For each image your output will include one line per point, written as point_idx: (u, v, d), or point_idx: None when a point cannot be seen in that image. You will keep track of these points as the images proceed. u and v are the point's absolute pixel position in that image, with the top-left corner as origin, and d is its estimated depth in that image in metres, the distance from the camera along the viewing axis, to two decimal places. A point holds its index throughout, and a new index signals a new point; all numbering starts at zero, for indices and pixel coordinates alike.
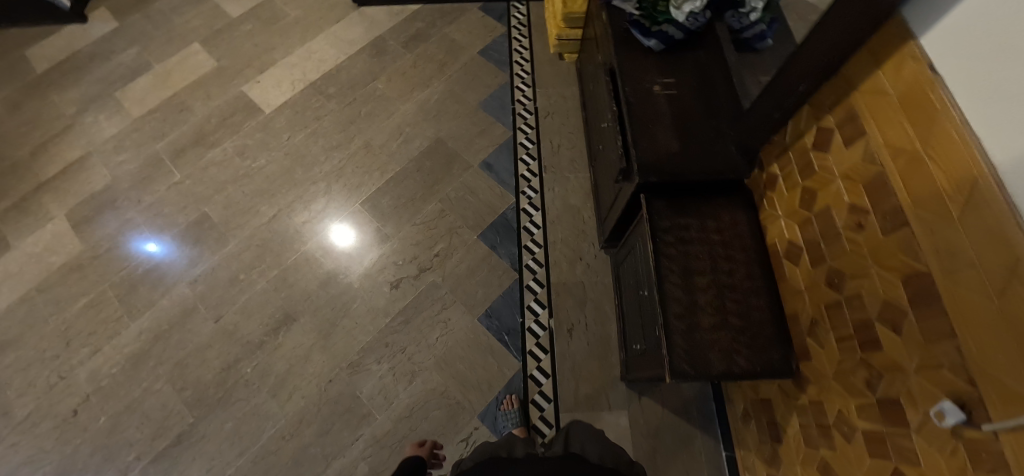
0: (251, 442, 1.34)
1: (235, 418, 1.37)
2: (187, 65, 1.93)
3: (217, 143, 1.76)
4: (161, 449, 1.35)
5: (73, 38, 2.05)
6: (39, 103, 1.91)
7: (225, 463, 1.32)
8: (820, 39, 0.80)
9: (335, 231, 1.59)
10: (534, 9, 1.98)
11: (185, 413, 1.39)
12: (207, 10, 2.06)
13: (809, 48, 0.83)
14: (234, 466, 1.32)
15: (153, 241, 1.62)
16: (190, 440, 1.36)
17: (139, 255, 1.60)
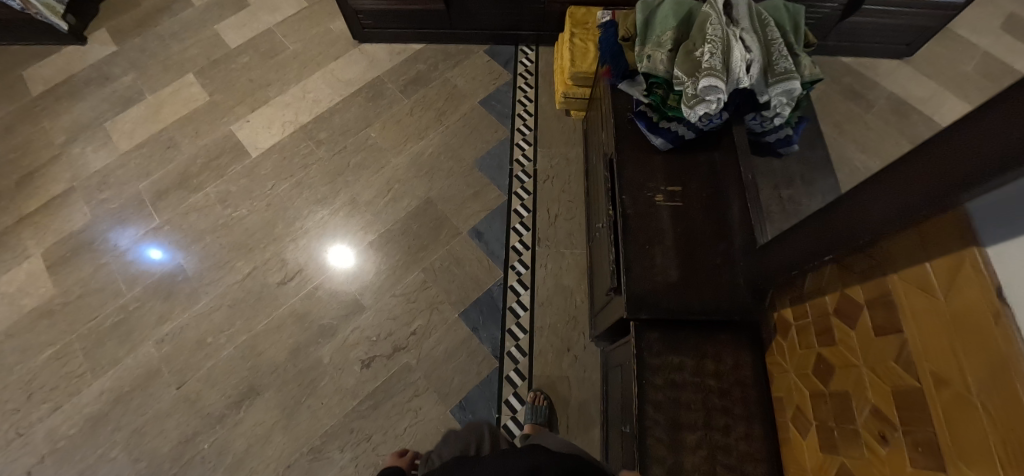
0: None
1: None
2: (180, 97, 1.86)
3: (200, 186, 1.68)
4: None
5: (71, 60, 1.99)
6: (29, 129, 1.86)
7: None
8: (855, 207, 0.63)
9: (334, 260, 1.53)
10: (544, 56, 1.84)
11: None
12: (206, 37, 1.98)
13: (841, 210, 0.66)
14: None
15: (150, 245, 1.61)
16: None
17: (147, 260, 1.59)
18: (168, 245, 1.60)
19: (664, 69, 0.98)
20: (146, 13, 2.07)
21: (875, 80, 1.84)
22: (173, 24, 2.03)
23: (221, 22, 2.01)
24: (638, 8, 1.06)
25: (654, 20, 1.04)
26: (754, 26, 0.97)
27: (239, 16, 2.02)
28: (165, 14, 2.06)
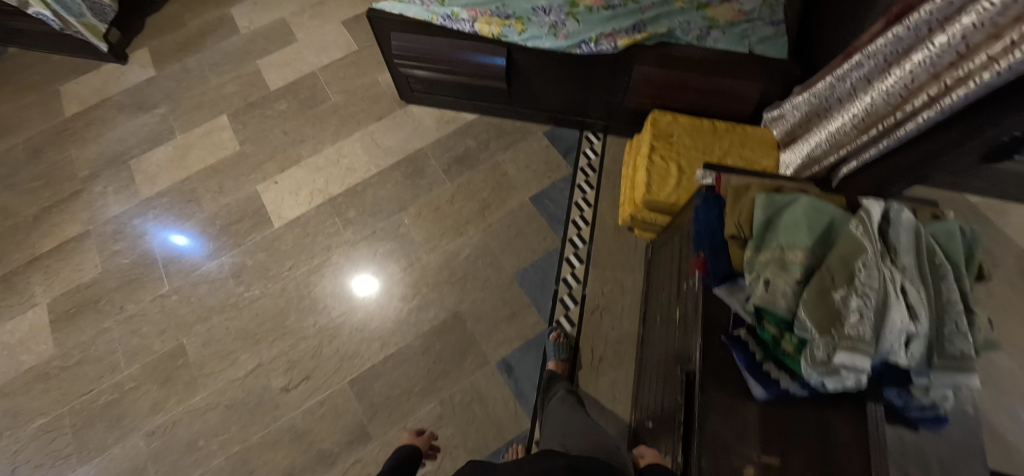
0: None
1: None
2: (209, 142, 1.70)
3: (216, 254, 1.54)
4: None
5: (105, 81, 1.86)
6: (54, 155, 1.74)
7: None
8: None
9: (358, 286, 1.45)
10: (612, 148, 1.60)
11: None
12: (246, 74, 1.81)
13: None
14: None
15: (177, 242, 1.57)
16: None
17: (189, 249, 1.55)
18: (185, 229, 1.59)
19: (786, 306, 0.74)
20: (189, 37, 1.91)
21: (1005, 230, 1.52)
22: (215, 53, 1.87)
23: (264, 58, 1.84)
24: (757, 203, 0.82)
25: (778, 225, 0.80)
26: (920, 268, 0.71)
27: (283, 53, 1.85)
28: (208, 41, 1.90)
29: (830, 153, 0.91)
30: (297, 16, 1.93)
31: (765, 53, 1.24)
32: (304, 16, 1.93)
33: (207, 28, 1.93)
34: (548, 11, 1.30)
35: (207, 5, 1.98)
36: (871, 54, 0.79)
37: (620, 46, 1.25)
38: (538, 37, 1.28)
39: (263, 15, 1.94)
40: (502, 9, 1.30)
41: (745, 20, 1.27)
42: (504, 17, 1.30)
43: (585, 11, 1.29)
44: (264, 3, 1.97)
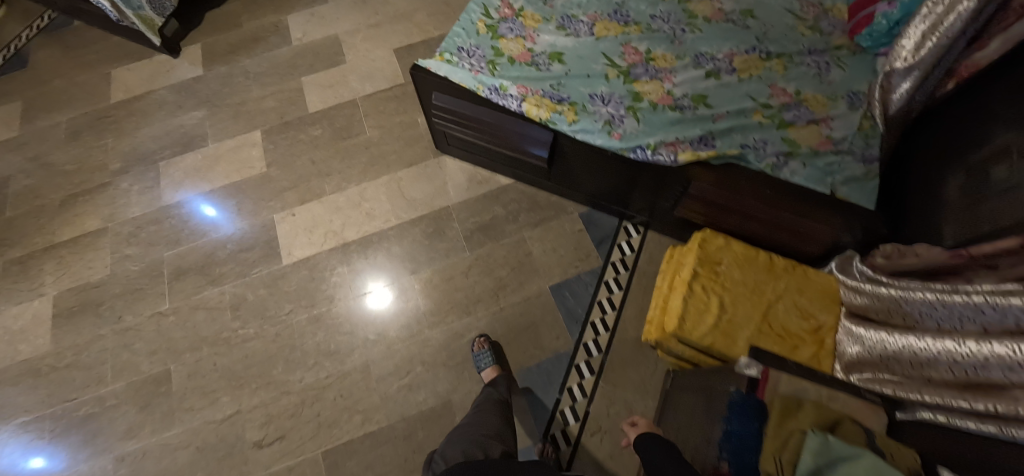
0: None
1: None
2: (239, 157, 1.65)
3: (219, 279, 1.48)
4: None
5: (153, 72, 1.84)
6: (90, 140, 1.73)
7: None
8: None
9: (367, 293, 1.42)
10: (651, 247, 1.45)
11: None
12: (287, 90, 1.75)
13: None
14: None
15: (205, 213, 1.58)
16: None
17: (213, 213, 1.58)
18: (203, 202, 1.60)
19: None
20: (241, 39, 1.87)
21: None
22: (262, 61, 1.83)
23: (309, 76, 1.78)
24: (807, 446, 0.66)
25: None
26: None
27: (329, 74, 1.78)
28: (258, 47, 1.85)
29: (903, 367, 0.86)
30: (350, 36, 1.86)
31: (849, 197, 1.08)
32: (357, 37, 1.86)
33: (261, 33, 1.88)
34: (606, 101, 1.17)
35: (266, 9, 1.93)
36: (1004, 308, 0.72)
37: (680, 160, 1.09)
38: (589, 132, 1.13)
39: (317, 29, 1.88)
40: (557, 91, 1.19)
41: (833, 151, 1.12)
42: (556, 101, 1.17)
43: (649, 108, 1.15)
44: (320, 15, 1.91)
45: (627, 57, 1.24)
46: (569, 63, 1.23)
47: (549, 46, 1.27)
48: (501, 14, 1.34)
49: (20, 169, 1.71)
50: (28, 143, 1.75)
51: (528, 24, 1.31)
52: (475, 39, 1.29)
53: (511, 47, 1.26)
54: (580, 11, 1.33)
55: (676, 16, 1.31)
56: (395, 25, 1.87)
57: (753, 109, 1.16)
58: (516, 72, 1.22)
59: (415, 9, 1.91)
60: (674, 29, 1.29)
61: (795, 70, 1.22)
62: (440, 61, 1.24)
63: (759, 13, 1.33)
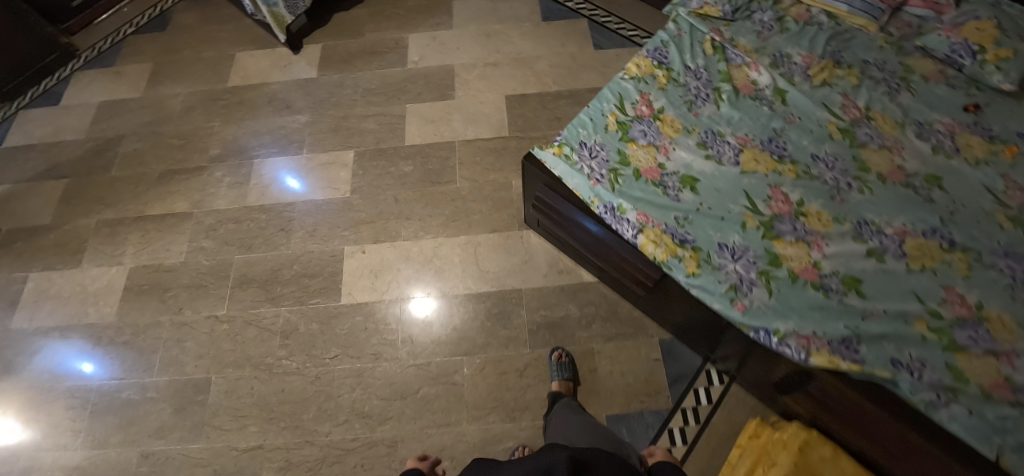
0: None
1: None
2: (327, 174, 1.62)
3: (277, 299, 1.46)
4: None
5: (272, 64, 1.85)
6: (200, 119, 1.77)
7: None
8: None
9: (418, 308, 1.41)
10: (732, 404, 1.26)
11: None
12: (390, 115, 1.70)
13: None
14: None
15: (291, 182, 1.62)
16: None
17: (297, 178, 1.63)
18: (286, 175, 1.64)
19: None
20: (360, 50, 1.85)
21: None
22: (373, 78, 1.78)
23: (415, 105, 1.71)
24: None
25: None
26: None
27: (434, 107, 1.70)
28: (373, 62, 1.82)
29: None
30: (466, 70, 1.77)
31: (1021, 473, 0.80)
32: (473, 73, 1.77)
33: (381, 48, 1.85)
34: (736, 257, 0.98)
35: (391, 24, 1.90)
36: None
37: (811, 361, 0.90)
38: (708, 292, 0.96)
39: (435, 56, 1.81)
40: (681, 228, 1.01)
41: (1010, 400, 0.85)
42: (678, 240, 1.00)
43: (786, 279, 0.96)
44: (442, 42, 1.84)
45: (773, 204, 1.04)
46: (703, 194, 1.05)
47: (684, 166, 1.09)
48: (637, 110, 1.17)
49: (133, 131, 1.77)
50: (146, 108, 1.81)
51: (665, 131, 1.13)
52: (601, 135, 1.13)
53: (640, 156, 1.10)
54: (728, 128, 1.14)
55: (844, 164, 1.10)
56: (514, 69, 1.76)
57: (917, 315, 0.93)
58: (640, 191, 1.05)
59: (537, 56, 1.79)
60: (838, 180, 1.07)
61: (985, 272, 0.97)
62: (557, 155, 1.10)
63: (949, 181, 1.08)
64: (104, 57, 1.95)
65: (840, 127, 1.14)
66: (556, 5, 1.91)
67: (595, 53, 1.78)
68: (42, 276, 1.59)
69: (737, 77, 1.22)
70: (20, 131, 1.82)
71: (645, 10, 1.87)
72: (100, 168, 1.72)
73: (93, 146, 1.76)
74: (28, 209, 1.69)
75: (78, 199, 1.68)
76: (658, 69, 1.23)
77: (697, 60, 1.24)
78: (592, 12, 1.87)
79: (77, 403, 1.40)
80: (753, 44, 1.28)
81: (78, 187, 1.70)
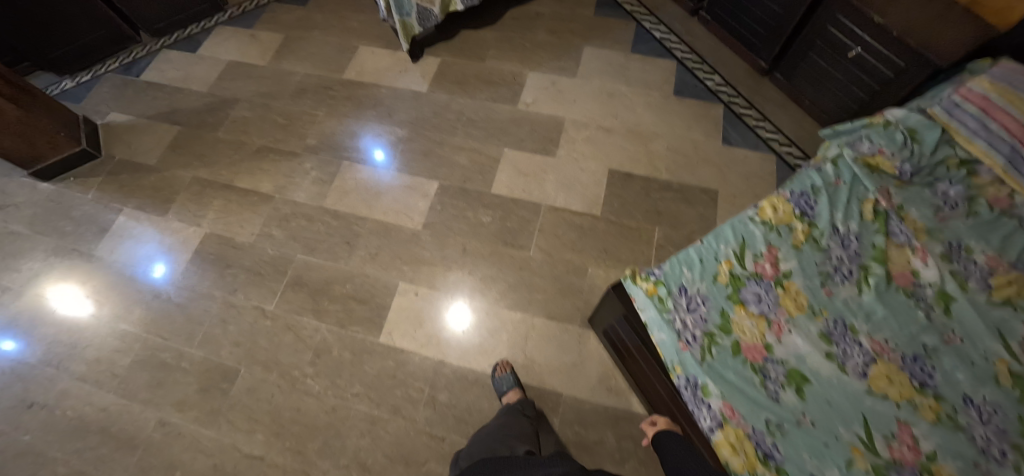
0: None
1: None
2: (406, 199, 1.57)
3: (321, 312, 1.44)
4: None
5: (389, 68, 1.84)
6: (308, 103, 1.79)
7: None
8: None
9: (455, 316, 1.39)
10: None
11: None
12: (485, 154, 1.61)
13: None
14: None
15: (377, 154, 1.66)
16: None
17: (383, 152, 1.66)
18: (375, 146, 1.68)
19: None
20: (475, 76, 1.78)
21: None
22: (479, 108, 1.71)
23: (513, 151, 1.61)
24: None
25: None
26: None
27: (531, 159, 1.59)
28: (485, 92, 1.74)
29: None
30: (575, 127, 1.64)
31: None
32: (582, 132, 1.63)
33: (496, 79, 1.77)
34: None
35: (514, 58, 1.82)
36: None
37: None
38: None
39: (548, 102, 1.70)
40: (770, 437, 0.85)
41: None
42: (761, 452, 0.84)
43: None
44: (560, 89, 1.73)
45: (895, 447, 0.83)
46: (809, 402, 0.87)
47: (795, 356, 0.91)
48: (758, 265, 0.99)
49: (247, 98, 1.83)
50: (265, 78, 1.87)
51: (785, 304, 0.95)
52: (706, 284, 0.97)
53: (746, 328, 0.93)
54: (863, 324, 0.94)
55: (1008, 422, 0.85)
56: (626, 140, 1.61)
57: None
58: (733, 372, 0.90)
59: (656, 133, 1.62)
60: (990, 442, 0.83)
61: None
62: (648, 294, 0.98)
63: None
64: (245, 18, 2.04)
65: (1014, 369, 0.89)
66: (693, 80, 1.73)
67: (721, 147, 1.58)
68: (132, 214, 1.68)
69: (893, 260, 1.00)
70: (155, 69, 1.94)
71: (793, 112, 1.63)
72: (209, 126, 1.79)
73: (209, 102, 1.84)
74: (139, 145, 1.79)
75: (182, 150, 1.76)
76: (798, 221, 1.03)
77: (849, 222, 1.03)
78: (731, 100, 1.68)
79: (125, 347, 1.48)
80: (926, 222, 1.04)
81: (186, 138, 1.78)
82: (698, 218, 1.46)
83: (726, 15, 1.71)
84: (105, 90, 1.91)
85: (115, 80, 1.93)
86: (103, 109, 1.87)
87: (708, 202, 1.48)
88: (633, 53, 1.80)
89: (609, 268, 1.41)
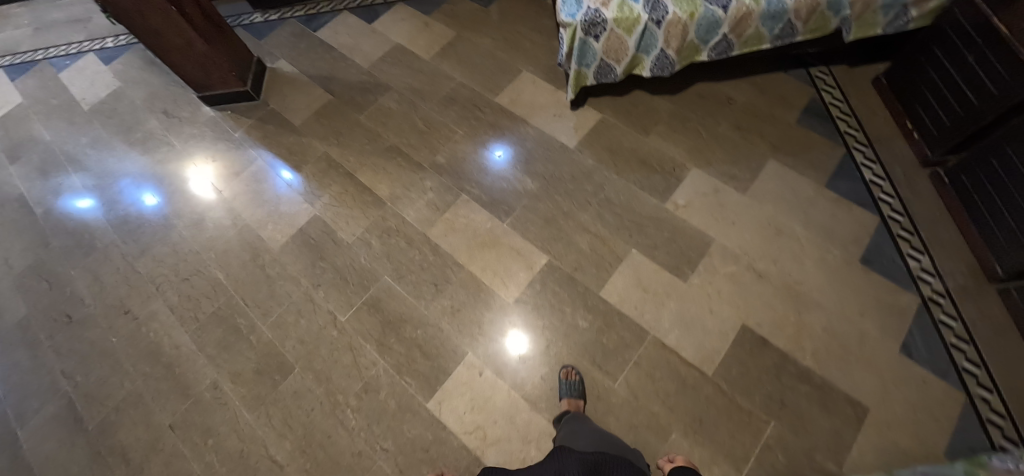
0: None
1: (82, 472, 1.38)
2: (509, 263, 1.44)
3: (385, 347, 1.39)
4: (77, 405, 1.47)
5: (544, 106, 1.68)
6: (452, 116, 1.71)
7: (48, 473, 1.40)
8: None
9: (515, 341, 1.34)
10: None
11: (100, 416, 1.45)
12: (607, 247, 1.43)
13: None
14: None
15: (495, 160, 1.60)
16: (77, 431, 1.44)
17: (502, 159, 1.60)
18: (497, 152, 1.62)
19: None
20: (631, 149, 1.58)
21: None
22: (622, 190, 1.51)
23: (641, 256, 1.41)
24: None
25: None
26: None
27: (657, 274, 1.38)
28: (635, 172, 1.53)
29: None
30: (722, 255, 1.39)
31: None
32: (728, 264, 1.38)
33: (653, 162, 1.55)
34: None
35: (682, 144, 1.58)
36: None
37: None
38: None
39: (701, 212, 1.46)
40: None
41: None
42: None
43: None
44: (721, 202, 1.47)
45: None
46: None
47: None
48: None
49: (399, 89, 1.79)
50: (422, 74, 1.81)
51: None
52: None
53: None
54: None
55: None
56: (777, 297, 1.33)
57: None
58: None
59: (818, 302, 1.32)
60: None
61: None
62: None
63: None
64: (427, 3, 2.01)
65: None
66: (892, 251, 1.37)
67: (896, 356, 1.24)
68: (261, 168, 1.73)
69: None
70: (331, 29, 1.98)
71: (1016, 350, 1.23)
72: (356, 105, 1.78)
73: (364, 81, 1.83)
74: (292, 101, 1.84)
75: (325, 121, 1.77)
76: None
77: None
78: (933, 296, 1.31)
79: (210, 297, 1.54)
80: None
81: (332, 110, 1.79)
82: (830, 436, 1.17)
83: (974, 188, 1.33)
84: (284, 35, 1.99)
85: (294, 28, 2.00)
86: (275, 54, 1.94)
87: (850, 419, 1.18)
88: (827, 189, 1.47)
89: (696, 445, 1.18)
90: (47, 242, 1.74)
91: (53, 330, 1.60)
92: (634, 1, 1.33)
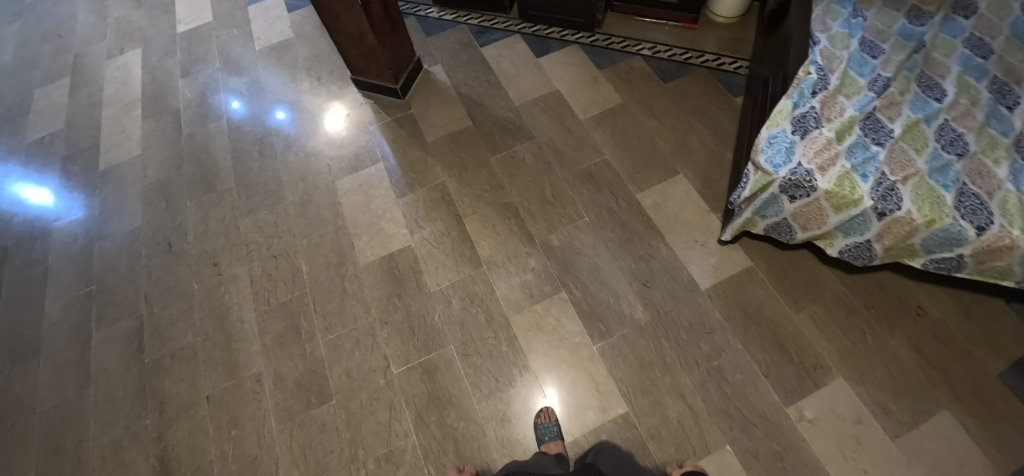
0: (96, 416, 1.43)
1: (124, 403, 1.44)
2: (582, 394, 1.27)
3: (423, 421, 1.29)
4: (145, 335, 1.54)
5: (688, 227, 1.46)
6: (585, 195, 1.54)
7: (99, 387, 1.47)
8: None
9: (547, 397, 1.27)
10: None
11: (158, 356, 1.50)
12: (698, 427, 1.21)
13: None
14: (92, 394, 1.47)
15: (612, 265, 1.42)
16: (135, 359, 1.51)
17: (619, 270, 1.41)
18: (617, 257, 1.43)
19: None
20: (771, 321, 1.32)
21: None
22: (742, 368, 1.27)
23: (733, 458, 1.17)
24: None
25: None
26: None
27: None
28: (765, 352, 1.28)
29: None
30: None
31: None
32: None
33: (792, 349, 1.28)
34: None
35: (835, 341, 1.29)
36: None
37: None
38: None
39: (828, 439, 1.18)
40: None
41: None
42: None
43: None
44: (859, 438, 1.17)
45: None
46: None
47: None
48: None
49: (541, 142, 1.66)
50: (570, 134, 1.66)
51: None
52: None
53: None
54: None
55: None
56: None
57: None
58: None
59: None
60: None
61: None
62: None
63: None
64: (603, 57, 1.85)
65: None
66: None
67: None
68: (378, 174, 1.68)
69: None
70: (498, 51, 1.90)
71: None
72: (492, 142, 1.68)
73: (509, 119, 1.72)
74: (434, 113, 1.77)
75: (456, 148, 1.69)
76: None
77: None
78: None
79: (287, 285, 1.54)
80: None
81: (468, 139, 1.70)
82: None
83: None
84: (450, 40, 1.96)
85: (462, 37, 1.96)
86: (436, 57, 1.91)
87: None
88: None
89: None
90: (180, 165, 1.84)
91: (153, 252, 1.68)
92: (862, 178, 1.05)
